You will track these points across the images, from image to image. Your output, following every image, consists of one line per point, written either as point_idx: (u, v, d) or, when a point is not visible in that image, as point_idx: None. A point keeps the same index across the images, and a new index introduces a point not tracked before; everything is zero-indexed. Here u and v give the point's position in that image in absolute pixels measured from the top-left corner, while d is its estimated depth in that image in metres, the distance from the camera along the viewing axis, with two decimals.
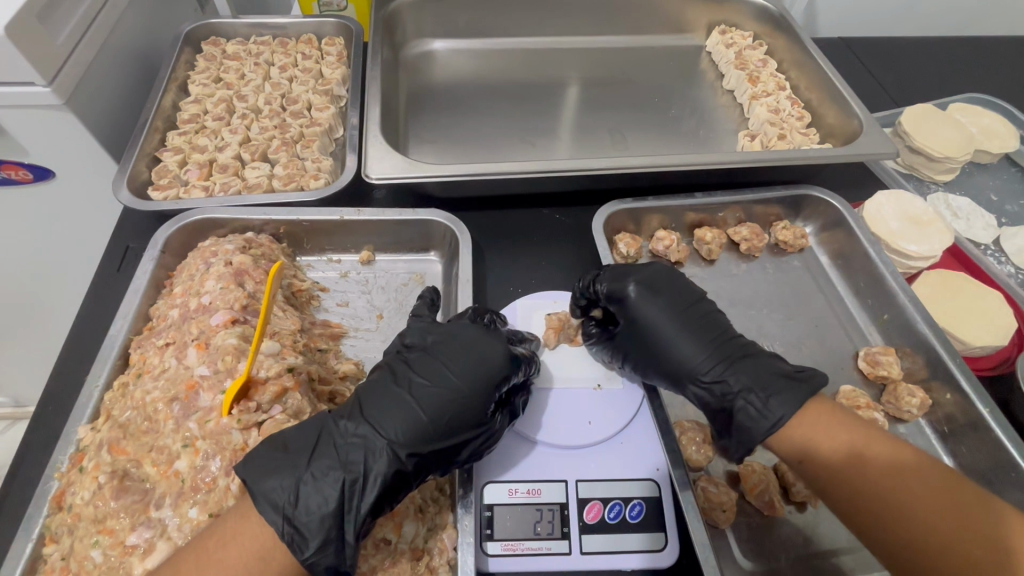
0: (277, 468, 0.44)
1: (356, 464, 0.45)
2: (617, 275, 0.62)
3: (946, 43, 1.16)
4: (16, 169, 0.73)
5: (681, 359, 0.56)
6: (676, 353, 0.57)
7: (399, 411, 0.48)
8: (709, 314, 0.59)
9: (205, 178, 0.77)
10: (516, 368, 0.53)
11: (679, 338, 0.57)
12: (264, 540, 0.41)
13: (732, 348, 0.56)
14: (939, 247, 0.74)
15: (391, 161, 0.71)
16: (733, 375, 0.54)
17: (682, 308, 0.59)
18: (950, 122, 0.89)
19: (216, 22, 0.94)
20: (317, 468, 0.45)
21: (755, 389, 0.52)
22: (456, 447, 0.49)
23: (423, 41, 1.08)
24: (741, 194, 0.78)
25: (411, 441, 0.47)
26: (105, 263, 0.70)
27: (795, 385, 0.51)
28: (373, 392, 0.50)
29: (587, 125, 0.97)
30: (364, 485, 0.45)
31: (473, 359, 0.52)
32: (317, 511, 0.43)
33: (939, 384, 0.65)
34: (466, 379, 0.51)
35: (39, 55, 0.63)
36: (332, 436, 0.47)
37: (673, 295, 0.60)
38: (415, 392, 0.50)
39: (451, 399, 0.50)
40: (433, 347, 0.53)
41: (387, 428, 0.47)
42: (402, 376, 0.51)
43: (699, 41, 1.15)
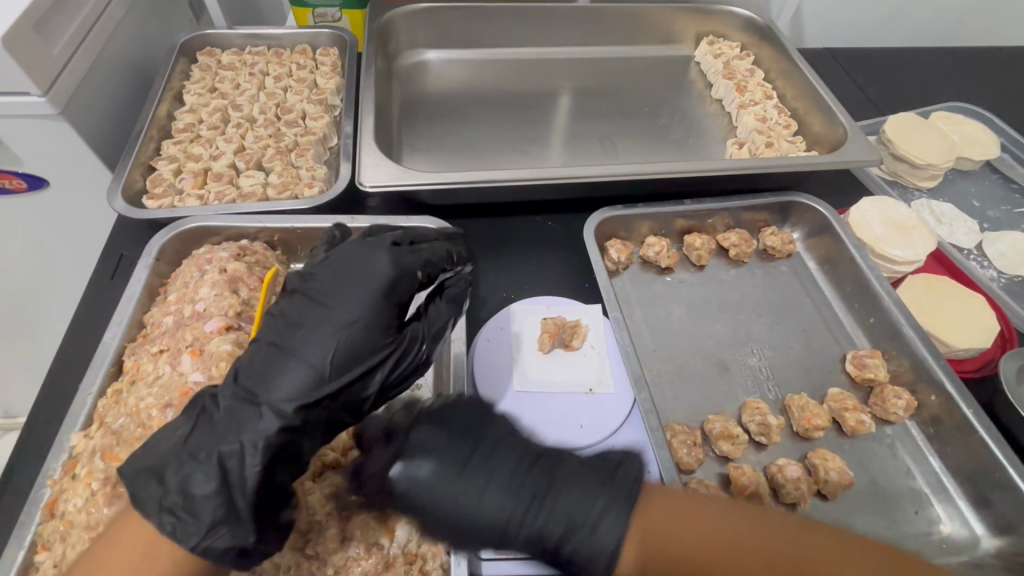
0: (157, 464, 0.42)
1: (233, 436, 0.42)
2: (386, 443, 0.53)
3: (929, 54, 1.19)
4: (10, 178, 0.74)
5: (481, 518, 0.50)
6: (479, 510, 0.50)
7: (277, 367, 0.46)
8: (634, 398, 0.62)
9: (200, 187, 0.77)
10: (406, 278, 0.51)
11: (454, 488, 0.51)
12: (149, 535, 0.40)
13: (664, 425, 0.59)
14: (922, 252, 0.75)
15: (385, 169, 0.72)
16: (549, 517, 0.51)
17: (454, 438, 0.53)
18: (932, 130, 0.92)
19: (211, 32, 0.95)
20: (193, 450, 0.42)
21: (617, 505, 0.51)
22: (358, 379, 0.47)
23: (416, 51, 1.09)
24: (730, 201, 0.79)
25: (299, 389, 0.45)
26: (99, 272, 0.70)
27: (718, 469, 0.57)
28: (251, 356, 0.47)
29: (579, 133, 0.98)
30: (245, 453, 0.42)
31: (356, 282, 0.49)
32: (199, 492, 0.40)
33: (925, 386, 0.66)
34: (349, 305, 0.48)
35: (34, 66, 0.63)
36: (210, 415, 0.44)
37: (456, 439, 0.53)
38: (296, 341, 0.47)
39: (340, 329, 0.47)
40: (313, 285, 0.50)
41: (268, 387, 0.45)
42: (281, 330, 0.48)
43: (688, 51, 1.17)
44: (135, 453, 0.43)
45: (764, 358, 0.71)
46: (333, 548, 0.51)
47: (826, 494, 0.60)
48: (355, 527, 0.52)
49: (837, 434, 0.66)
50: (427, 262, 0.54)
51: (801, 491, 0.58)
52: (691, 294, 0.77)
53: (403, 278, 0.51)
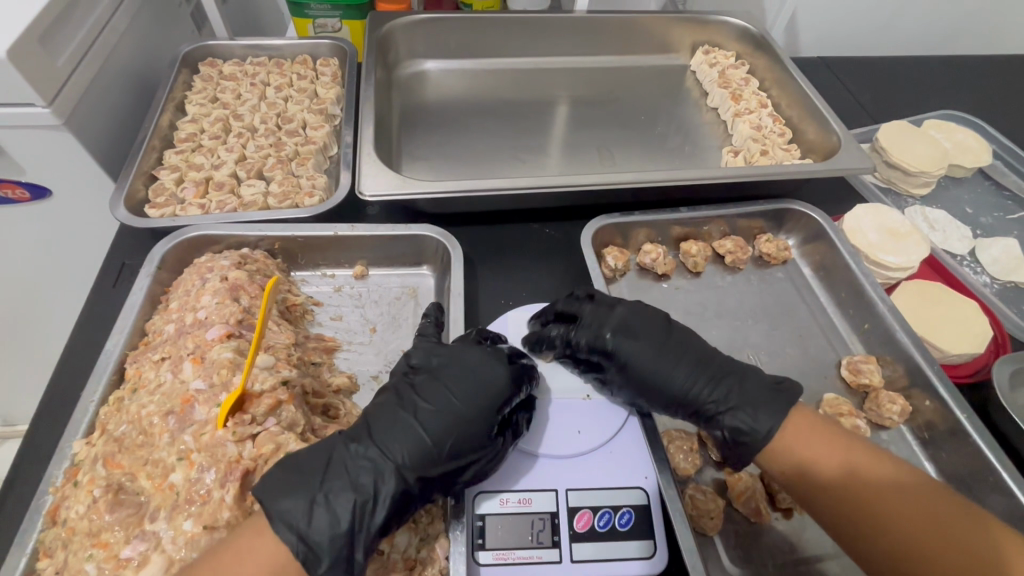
0: (288, 490, 0.46)
1: (367, 485, 0.47)
2: (603, 308, 0.64)
3: (921, 62, 1.21)
4: (14, 187, 0.75)
5: (673, 384, 0.59)
6: (666, 375, 0.59)
7: (406, 436, 0.50)
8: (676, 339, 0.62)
9: (201, 196, 0.78)
10: (516, 389, 0.55)
11: (659, 361, 0.60)
12: (278, 556, 0.43)
13: (715, 364, 0.60)
14: (915, 258, 0.76)
15: (384, 178, 0.73)
16: (738, 404, 0.57)
17: (651, 332, 0.62)
18: (925, 138, 0.93)
19: (213, 43, 0.96)
20: (329, 489, 0.47)
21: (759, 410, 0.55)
22: (458, 469, 0.51)
23: (415, 61, 1.11)
24: (725, 208, 0.80)
25: (418, 462, 0.49)
26: (101, 280, 0.71)
27: (778, 397, 0.56)
28: (382, 415, 0.52)
29: (577, 141, 0.99)
30: (373, 506, 0.47)
31: (479, 383, 0.53)
32: (330, 531, 0.45)
33: (919, 391, 0.67)
34: (470, 403, 0.53)
35: (39, 78, 0.64)
36: (344, 457, 0.49)
37: (648, 334, 0.62)
38: (422, 417, 0.51)
39: (457, 424, 0.51)
40: (440, 374, 0.54)
41: (395, 450, 0.49)
42: (409, 400, 0.53)
43: (684, 60, 1.18)
44: (267, 472, 0.47)
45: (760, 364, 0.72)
46: None
47: None
48: None
49: None
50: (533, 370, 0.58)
51: None
52: (688, 300, 0.78)
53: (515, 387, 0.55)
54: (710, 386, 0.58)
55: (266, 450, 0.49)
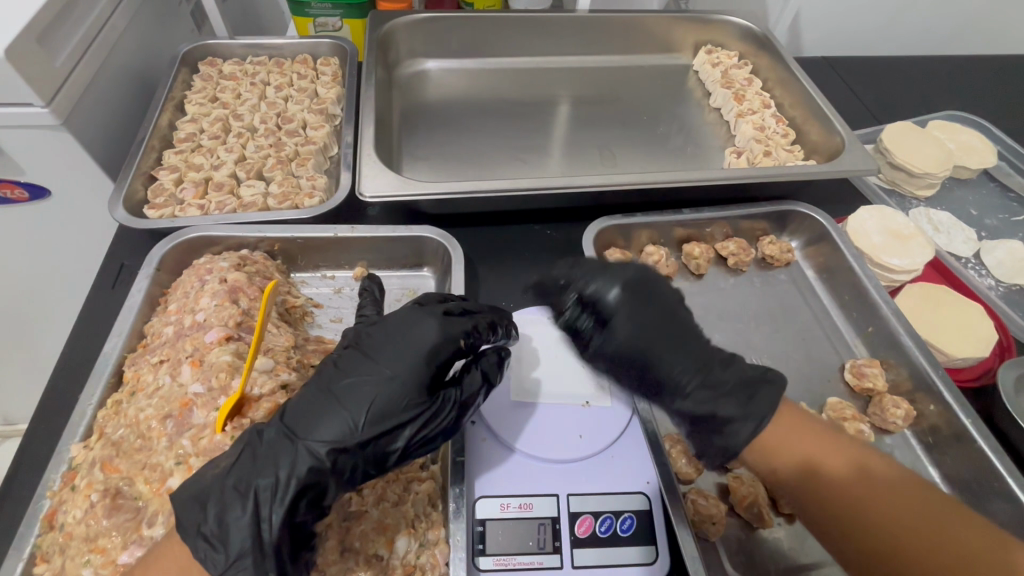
0: (201, 492, 0.44)
1: (269, 471, 0.44)
2: (599, 272, 0.60)
3: (926, 62, 1.20)
4: (12, 187, 0.74)
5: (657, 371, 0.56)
6: (654, 361, 0.56)
7: (320, 411, 0.47)
8: (682, 320, 0.58)
9: (201, 197, 0.77)
10: (451, 347, 0.52)
11: (653, 348, 0.56)
12: (185, 561, 0.43)
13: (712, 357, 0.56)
14: (921, 261, 0.75)
15: (384, 179, 0.72)
16: (717, 381, 0.54)
17: (661, 306, 0.58)
18: (929, 139, 0.92)
19: (213, 43, 0.96)
20: (233, 481, 0.44)
21: (738, 390, 0.54)
22: (386, 436, 0.47)
23: (416, 61, 1.10)
24: (728, 210, 0.80)
25: (334, 434, 0.46)
26: (100, 282, 0.71)
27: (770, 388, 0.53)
28: (301, 393, 0.49)
29: (578, 141, 0.99)
30: (274, 493, 0.43)
31: (405, 346, 0.50)
32: (232, 524, 0.42)
33: (923, 395, 0.66)
34: (395, 366, 0.49)
35: (37, 78, 0.64)
36: (255, 446, 0.45)
37: (655, 304, 0.58)
38: (340, 389, 0.48)
39: (377, 385, 0.48)
40: (365, 342, 0.52)
41: (306, 428, 0.46)
42: (330, 373, 0.49)
43: (686, 60, 1.17)
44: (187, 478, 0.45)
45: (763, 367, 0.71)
46: (331, 560, 0.49)
47: None
48: (353, 538, 0.50)
49: None
50: (476, 330, 0.54)
51: None
52: (690, 303, 0.77)
53: (448, 348, 0.52)
54: (699, 378, 0.55)
55: None
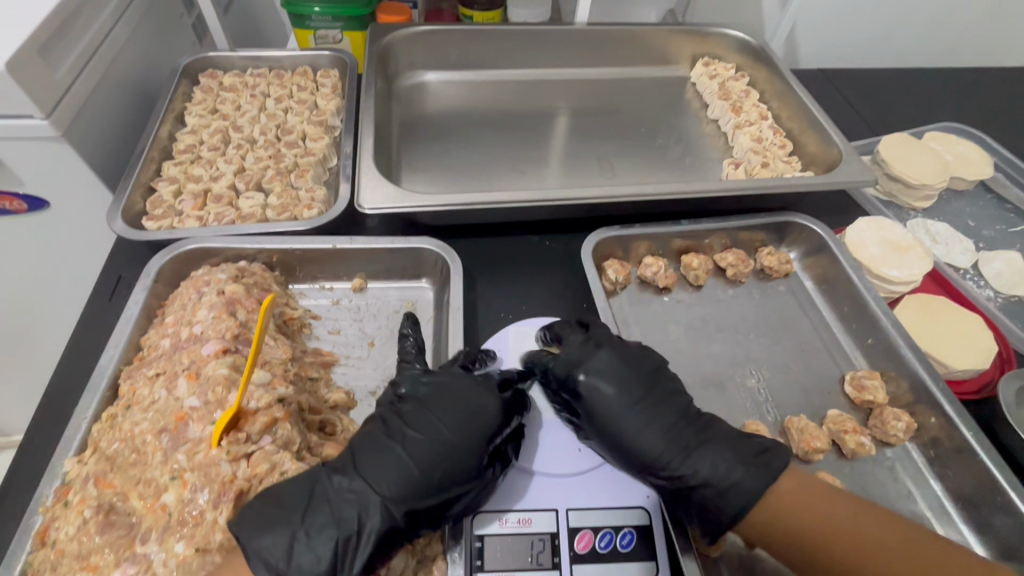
0: (271, 526, 0.45)
1: (349, 521, 0.47)
2: (581, 343, 0.61)
3: (921, 74, 1.21)
4: (12, 199, 0.74)
5: (643, 448, 0.56)
6: (638, 439, 0.56)
7: (393, 468, 0.50)
8: (665, 387, 0.60)
9: (200, 208, 0.77)
10: (508, 419, 0.55)
11: (640, 424, 0.57)
12: None
13: (695, 430, 0.57)
14: (918, 272, 0.75)
15: (383, 191, 0.73)
16: (699, 462, 0.55)
17: (642, 379, 0.59)
18: (925, 150, 0.93)
19: (213, 55, 0.97)
20: (310, 526, 0.46)
21: (716, 474, 0.54)
22: (446, 503, 0.50)
23: (415, 72, 1.10)
24: (726, 221, 0.80)
25: (405, 494, 0.49)
26: (97, 293, 0.70)
27: (763, 466, 0.54)
28: (366, 447, 0.51)
29: (577, 153, 0.99)
30: (356, 543, 0.47)
31: (470, 412, 0.54)
32: (311, 568, 0.45)
33: (924, 408, 0.66)
34: (461, 433, 0.53)
35: (37, 90, 0.65)
36: (326, 492, 0.48)
37: (634, 371, 0.60)
38: (409, 447, 0.51)
39: (445, 453, 0.51)
40: (428, 399, 0.55)
41: (380, 483, 0.49)
42: (396, 429, 0.53)
43: (684, 72, 1.18)
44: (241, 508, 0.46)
45: (763, 379, 0.71)
46: None
47: None
48: None
49: (837, 456, 0.65)
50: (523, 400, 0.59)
51: None
52: (690, 314, 0.77)
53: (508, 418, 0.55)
54: (683, 455, 0.55)
55: (260, 470, 0.49)
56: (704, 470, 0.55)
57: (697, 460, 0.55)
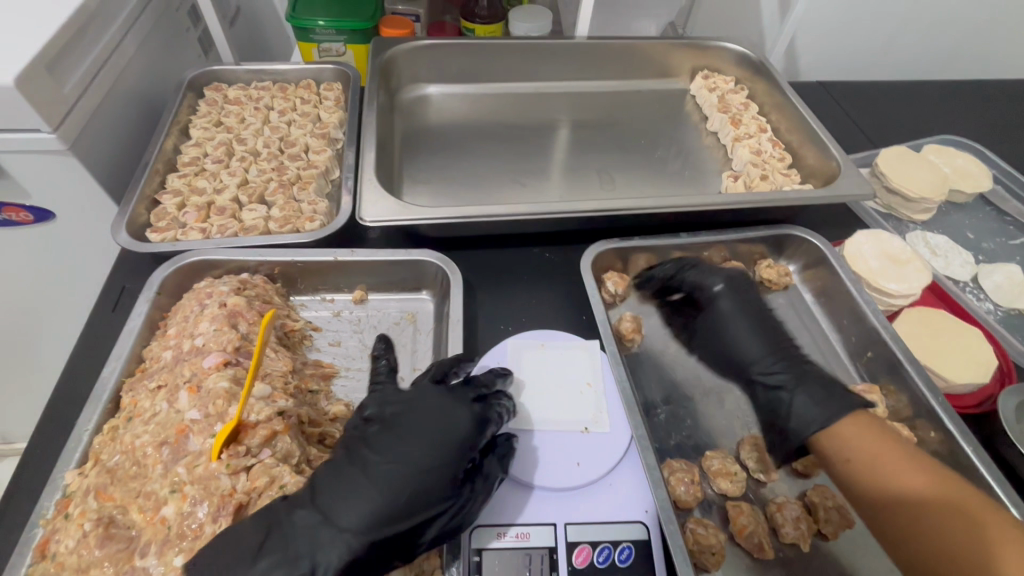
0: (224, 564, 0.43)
1: (307, 556, 0.45)
2: (702, 271, 0.76)
3: (920, 87, 1.22)
4: (18, 211, 0.76)
5: (744, 353, 0.70)
6: (741, 345, 0.71)
7: (354, 496, 0.48)
8: (773, 320, 0.73)
9: (203, 220, 0.78)
10: (477, 435, 0.54)
11: (745, 332, 0.72)
12: None
13: (793, 357, 0.68)
14: (917, 285, 0.75)
15: (385, 204, 0.73)
16: (797, 378, 0.65)
17: (761, 319, 0.73)
18: (924, 163, 0.93)
19: (218, 68, 0.98)
20: (267, 563, 0.44)
21: (803, 386, 0.64)
22: (416, 529, 0.49)
23: (418, 85, 1.12)
24: (726, 234, 0.80)
25: (366, 524, 0.47)
26: (101, 305, 0.71)
27: (848, 395, 0.62)
28: (329, 476, 0.50)
29: (576, 165, 1.00)
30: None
31: (435, 432, 0.52)
32: None
33: (925, 422, 0.66)
34: (427, 454, 0.51)
35: (45, 105, 0.66)
36: (283, 528, 0.46)
37: (750, 306, 0.74)
38: (372, 472, 0.50)
39: (411, 476, 0.50)
40: (392, 422, 0.54)
41: (340, 515, 0.47)
42: (358, 455, 0.51)
43: (683, 85, 1.19)
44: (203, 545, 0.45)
45: None
46: None
47: (826, 533, 0.59)
48: None
49: None
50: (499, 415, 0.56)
51: (801, 530, 0.58)
52: None
53: (475, 437, 0.54)
54: (786, 370, 0.67)
55: (259, 483, 0.49)
56: (803, 404, 0.63)
57: (796, 381, 0.65)
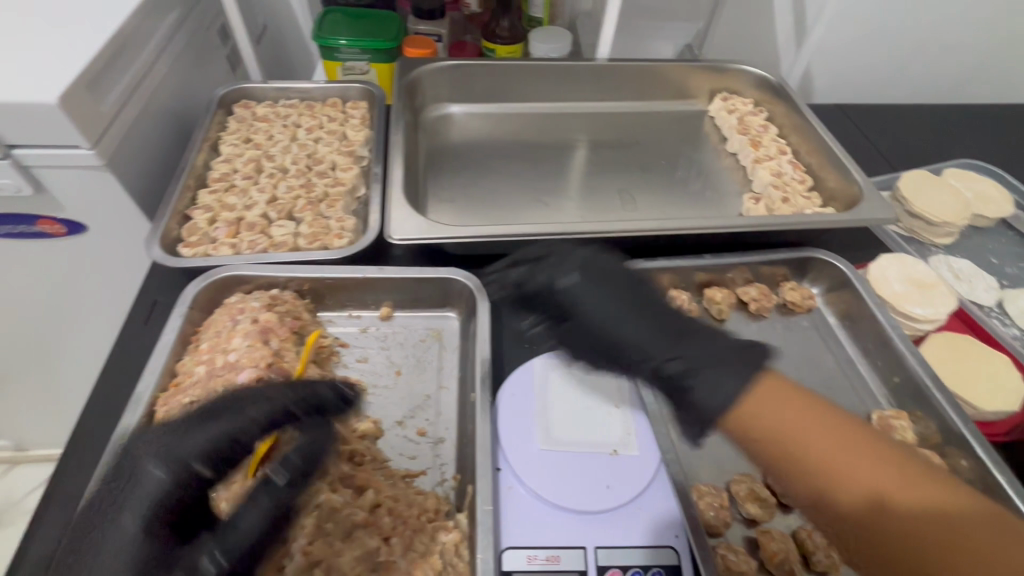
0: None
1: None
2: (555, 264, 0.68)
3: (939, 111, 1.22)
4: (52, 223, 0.77)
5: (623, 339, 0.59)
6: (622, 332, 0.60)
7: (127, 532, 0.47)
8: (641, 288, 0.64)
9: (233, 236, 0.79)
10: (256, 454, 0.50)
11: (613, 317, 0.62)
12: None
13: (691, 326, 0.58)
14: (943, 310, 0.75)
15: (413, 223, 0.74)
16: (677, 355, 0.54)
17: (646, 296, 0.63)
18: (946, 188, 0.93)
19: (248, 86, 1.00)
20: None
21: (691, 367, 0.52)
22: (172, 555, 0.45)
23: (441, 104, 1.14)
24: (749, 256, 0.80)
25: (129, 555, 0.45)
26: (132, 318, 0.72)
27: (744, 360, 0.51)
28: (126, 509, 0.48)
29: (597, 184, 1.01)
30: None
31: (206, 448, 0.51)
32: None
33: (954, 449, 0.65)
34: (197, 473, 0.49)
35: (86, 122, 0.68)
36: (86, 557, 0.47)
37: (615, 284, 0.65)
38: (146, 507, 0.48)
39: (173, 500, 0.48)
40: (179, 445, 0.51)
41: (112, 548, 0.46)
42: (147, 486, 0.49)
43: (702, 106, 1.20)
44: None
45: None
46: None
47: None
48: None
49: None
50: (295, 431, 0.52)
51: (832, 558, 0.58)
52: None
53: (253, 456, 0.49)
54: (681, 350, 0.56)
55: None
56: (711, 388, 0.50)
57: (682, 357, 0.54)
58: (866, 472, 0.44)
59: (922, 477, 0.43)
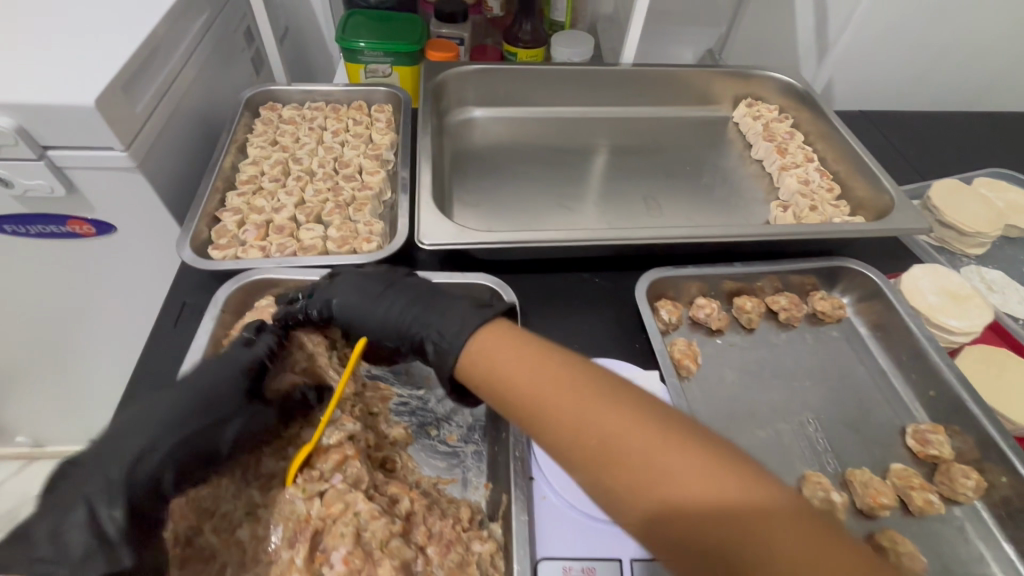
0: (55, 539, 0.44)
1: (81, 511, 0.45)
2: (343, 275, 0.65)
3: (967, 119, 1.21)
4: (82, 223, 0.78)
5: (379, 320, 0.60)
6: (372, 315, 0.61)
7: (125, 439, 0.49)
8: (426, 284, 0.63)
9: (262, 238, 0.80)
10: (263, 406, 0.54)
11: (368, 301, 0.61)
12: None
13: (434, 295, 0.61)
14: (979, 323, 0.74)
15: (444, 228, 0.74)
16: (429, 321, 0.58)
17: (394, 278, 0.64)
18: (978, 198, 0.92)
19: (274, 89, 1.01)
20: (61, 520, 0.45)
21: (432, 326, 0.57)
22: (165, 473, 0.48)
23: (465, 108, 1.14)
24: (779, 265, 0.80)
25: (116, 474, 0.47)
26: (162, 319, 0.72)
27: (482, 313, 0.56)
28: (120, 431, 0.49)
29: (622, 190, 1.00)
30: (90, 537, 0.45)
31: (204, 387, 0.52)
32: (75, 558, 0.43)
33: (994, 465, 0.65)
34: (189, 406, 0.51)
35: (120, 124, 0.68)
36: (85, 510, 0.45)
37: (369, 284, 0.63)
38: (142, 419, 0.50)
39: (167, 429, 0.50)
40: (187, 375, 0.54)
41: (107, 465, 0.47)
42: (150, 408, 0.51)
43: (725, 112, 1.20)
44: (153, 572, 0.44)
45: (821, 427, 0.70)
46: None
47: None
48: None
49: (903, 513, 0.64)
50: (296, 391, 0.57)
51: None
52: (742, 357, 0.76)
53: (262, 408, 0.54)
54: (423, 312, 0.59)
55: (334, 510, 0.50)
56: (451, 329, 0.55)
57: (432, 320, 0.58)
58: (641, 436, 0.42)
59: (643, 436, 0.42)
